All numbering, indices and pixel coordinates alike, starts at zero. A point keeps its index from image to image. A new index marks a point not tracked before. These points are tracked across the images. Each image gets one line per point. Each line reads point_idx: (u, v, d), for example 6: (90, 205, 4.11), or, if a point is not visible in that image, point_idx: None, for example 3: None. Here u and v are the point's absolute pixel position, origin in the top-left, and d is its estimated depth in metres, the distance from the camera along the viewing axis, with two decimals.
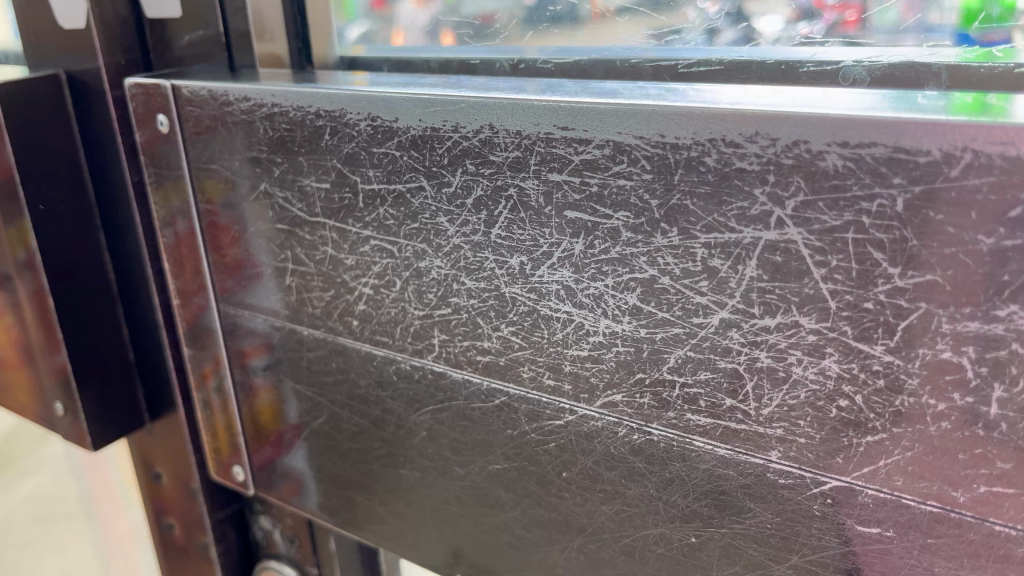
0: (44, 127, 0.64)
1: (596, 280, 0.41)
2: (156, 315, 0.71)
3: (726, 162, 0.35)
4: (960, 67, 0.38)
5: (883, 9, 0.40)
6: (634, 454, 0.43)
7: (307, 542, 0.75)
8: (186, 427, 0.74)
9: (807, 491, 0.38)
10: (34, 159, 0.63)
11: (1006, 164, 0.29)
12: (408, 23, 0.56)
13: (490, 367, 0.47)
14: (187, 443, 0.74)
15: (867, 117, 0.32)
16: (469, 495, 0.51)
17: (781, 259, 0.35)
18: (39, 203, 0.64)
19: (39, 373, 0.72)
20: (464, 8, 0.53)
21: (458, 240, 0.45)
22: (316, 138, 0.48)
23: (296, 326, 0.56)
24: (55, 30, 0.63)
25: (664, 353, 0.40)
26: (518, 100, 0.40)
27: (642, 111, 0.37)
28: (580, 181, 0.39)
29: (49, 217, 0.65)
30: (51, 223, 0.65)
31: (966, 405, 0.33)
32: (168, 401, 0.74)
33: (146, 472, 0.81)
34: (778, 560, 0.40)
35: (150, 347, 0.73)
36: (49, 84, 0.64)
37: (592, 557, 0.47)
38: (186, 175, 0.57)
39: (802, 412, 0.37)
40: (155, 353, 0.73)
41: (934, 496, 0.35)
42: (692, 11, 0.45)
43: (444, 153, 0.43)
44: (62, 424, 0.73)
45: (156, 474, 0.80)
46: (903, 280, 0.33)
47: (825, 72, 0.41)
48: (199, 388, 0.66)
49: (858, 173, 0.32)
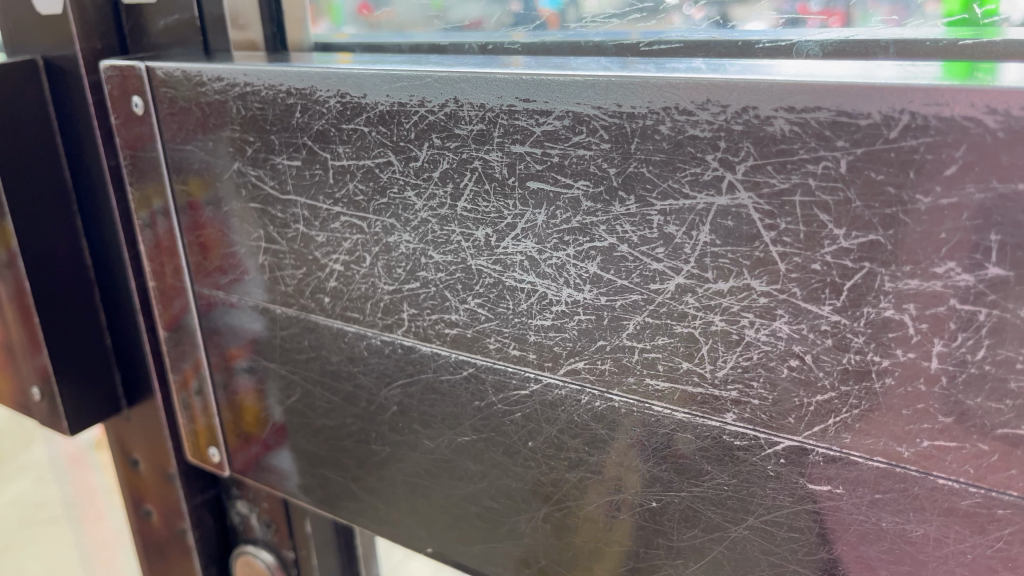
0: (23, 111, 0.64)
1: (558, 250, 0.42)
2: (132, 300, 0.71)
3: (679, 129, 0.36)
4: (909, 42, 0.40)
5: (866, 17, 0.41)
6: (597, 421, 0.44)
7: (283, 526, 0.76)
8: (162, 413, 0.74)
9: (761, 452, 0.39)
10: (11, 144, 0.64)
11: (941, 125, 0.31)
12: (394, 21, 0.57)
13: (458, 339, 0.48)
14: (164, 430, 0.75)
15: (813, 82, 0.33)
16: (440, 468, 0.52)
17: (732, 223, 0.36)
18: (16, 187, 0.64)
19: (15, 360, 0.72)
20: (452, 14, 0.54)
21: (426, 214, 0.46)
22: (287, 116, 0.49)
23: (269, 305, 0.57)
24: (32, 15, 0.64)
25: (623, 319, 0.41)
26: (482, 74, 0.41)
27: (600, 81, 0.38)
28: (542, 152, 0.40)
29: (26, 201, 0.65)
30: (27, 207, 0.65)
31: (909, 361, 0.34)
32: (145, 387, 0.75)
33: (124, 460, 0.81)
34: (734, 520, 0.41)
35: (127, 332, 0.73)
36: (26, 69, 0.64)
37: (558, 525, 0.48)
38: (161, 156, 0.57)
39: (755, 373, 0.38)
40: (132, 339, 0.73)
41: (880, 452, 0.36)
42: (677, 18, 0.46)
43: (411, 128, 0.44)
44: (38, 411, 0.74)
45: (134, 462, 0.80)
46: (847, 241, 0.34)
47: (780, 48, 0.43)
48: (181, 391, 0.67)
49: (804, 137, 0.33)
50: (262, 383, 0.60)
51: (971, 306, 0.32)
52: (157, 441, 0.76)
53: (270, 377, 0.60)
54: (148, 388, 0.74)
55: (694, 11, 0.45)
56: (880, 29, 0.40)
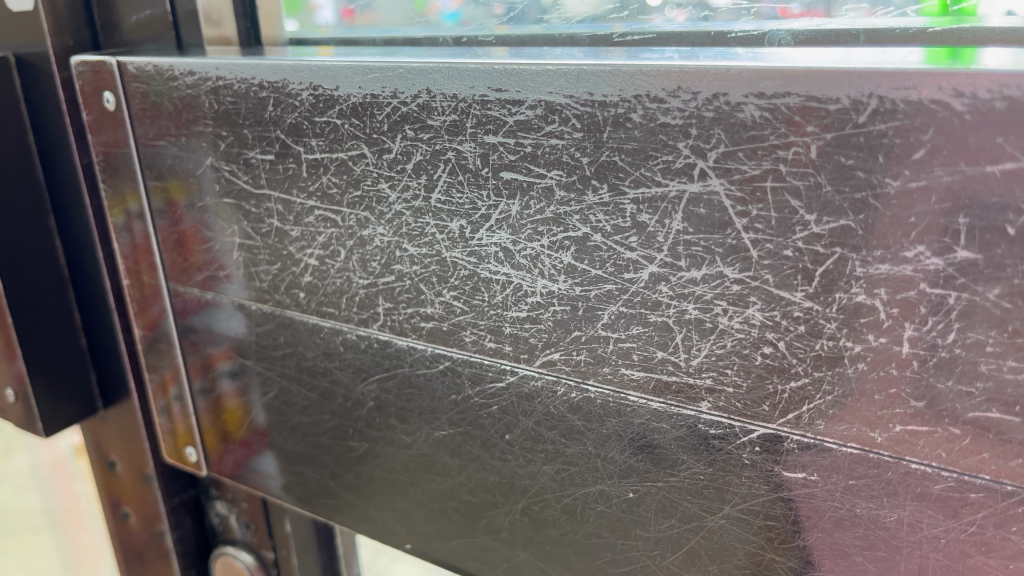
0: None
1: (532, 241, 0.42)
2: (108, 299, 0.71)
3: (650, 117, 0.36)
4: (878, 32, 0.40)
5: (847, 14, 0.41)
6: (573, 412, 0.44)
7: (262, 526, 0.75)
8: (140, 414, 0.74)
9: (736, 440, 0.39)
10: None
11: (908, 109, 0.31)
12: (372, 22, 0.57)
13: (434, 333, 0.47)
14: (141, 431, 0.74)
15: (782, 68, 0.33)
16: (417, 464, 0.52)
17: (704, 211, 0.36)
18: None
19: None
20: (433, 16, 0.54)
21: (400, 207, 0.46)
22: (260, 110, 0.49)
23: (245, 303, 0.56)
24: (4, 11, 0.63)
25: (598, 310, 0.41)
26: (453, 64, 0.41)
27: (572, 70, 0.38)
28: (514, 142, 0.40)
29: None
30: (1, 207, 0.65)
31: (881, 346, 0.34)
32: (122, 389, 0.74)
33: (101, 462, 0.80)
34: (711, 510, 0.41)
35: (104, 334, 0.73)
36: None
37: (535, 519, 0.48)
38: (134, 153, 0.57)
39: (729, 361, 0.38)
40: (108, 339, 0.73)
41: (854, 438, 0.36)
42: (659, 18, 0.46)
43: (384, 119, 0.44)
44: (13, 413, 0.72)
45: (111, 463, 0.79)
46: (819, 227, 0.34)
47: (751, 38, 0.43)
48: (157, 392, 0.66)
49: (774, 123, 0.33)
50: (239, 381, 0.60)
51: (941, 289, 0.32)
52: (134, 443, 0.76)
53: (245, 376, 0.59)
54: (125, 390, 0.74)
55: (677, 14, 0.45)
56: (860, 19, 0.40)
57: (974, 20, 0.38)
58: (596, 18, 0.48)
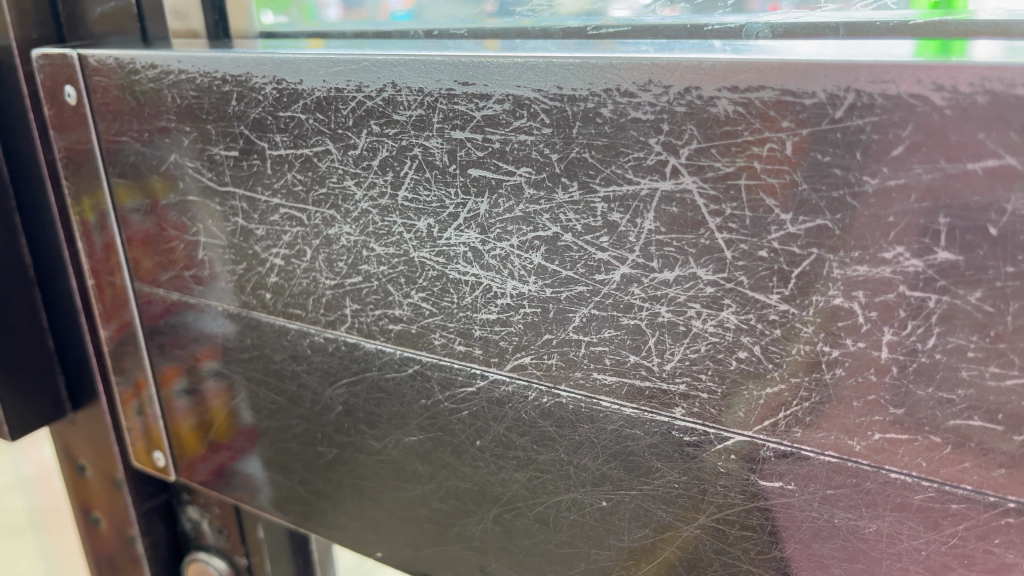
0: None
1: (501, 240, 0.40)
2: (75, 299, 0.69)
3: (621, 112, 0.35)
4: (858, 24, 0.39)
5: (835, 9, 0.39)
6: (544, 418, 0.42)
7: (235, 531, 0.73)
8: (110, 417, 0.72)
9: (711, 448, 0.38)
10: None
11: (887, 103, 0.29)
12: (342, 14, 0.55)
13: (402, 335, 0.46)
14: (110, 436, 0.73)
15: (756, 61, 0.31)
16: (386, 470, 0.51)
17: (676, 210, 0.35)
18: None
19: None
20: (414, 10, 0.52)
21: (366, 205, 0.44)
22: (223, 105, 0.47)
23: (211, 303, 0.55)
24: None
25: (569, 312, 0.39)
26: (419, 57, 0.39)
27: (541, 63, 0.36)
28: (482, 138, 0.39)
29: None
30: None
31: (859, 351, 0.33)
32: (90, 391, 0.72)
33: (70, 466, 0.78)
34: (685, 519, 0.40)
35: (71, 335, 0.71)
36: None
37: (507, 527, 0.47)
38: (96, 149, 0.55)
39: (703, 366, 0.37)
40: (76, 342, 0.71)
41: (832, 446, 0.35)
42: (647, 10, 0.44)
43: (349, 114, 0.42)
44: None
45: (81, 466, 0.77)
46: (795, 226, 0.32)
47: (729, 31, 0.41)
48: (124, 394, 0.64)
49: (748, 118, 0.32)
50: (207, 384, 0.58)
51: (921, 292, 0.31)
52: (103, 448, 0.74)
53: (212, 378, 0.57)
54: (93, 392, 0.72)
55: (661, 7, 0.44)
56: (839, 12, 0.39)
57: (959, 12, 0.37)
58: (580, 7, 0.46)
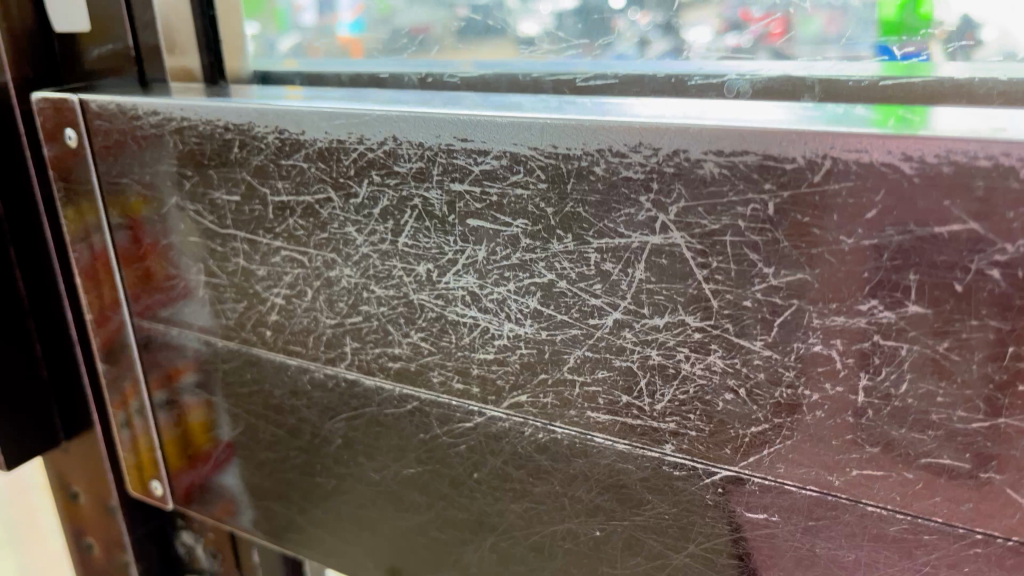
0: None
1: (499, 286, 0.42)
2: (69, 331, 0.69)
3: (613, 171, 0.37)
4: (832, 81, 0.41)
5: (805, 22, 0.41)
6: (541, 452, 0.45)
7: (230, 556, 0.74)
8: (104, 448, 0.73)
9: (700, 481, 0.40)
10: None
11: (861, 171, 0.32)
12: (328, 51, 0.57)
13: (402, 373, 0.48)
14: (106, 465, 0.74)
15: (741, 128, 0.34)
16: (385, 500, 0.53)
17: (666, 262, 0.37)
18: None
19: None
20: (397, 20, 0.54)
21: (367, 249, 0.46)
22: (225, 151, 0.49)
23: (208, 339, 0.56)
24: None
25: (564, 354, 0.42)
26: (419, 114, 0.41)
27: (537, 123, 0.38)
28: (481, 191, 0.41)
29: None
30: None
31: (838, 394, 0.35)
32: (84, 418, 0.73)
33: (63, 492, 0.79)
34: (676, 548, 0.42)
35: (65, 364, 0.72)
36: None
37: (504, 554, 0.49)
38: (97, 190, 0.56)
39: (692, 406, 0.39)
40: (71, 373, 0.72)
41: (813, 481, 0.37)
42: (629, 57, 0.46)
43: (351, 165, 0.44)
44: None
45: (74, 493, 0.78)
46: (776, 280, 0.35)
47: (711, 84, 0.44)
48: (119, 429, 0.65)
49: (733, 180, 0.34)
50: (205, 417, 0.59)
51: (893, 341, 0.33)
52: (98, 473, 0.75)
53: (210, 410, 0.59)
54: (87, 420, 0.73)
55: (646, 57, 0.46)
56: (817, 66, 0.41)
57: (925, 70, 0.39)
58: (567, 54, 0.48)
